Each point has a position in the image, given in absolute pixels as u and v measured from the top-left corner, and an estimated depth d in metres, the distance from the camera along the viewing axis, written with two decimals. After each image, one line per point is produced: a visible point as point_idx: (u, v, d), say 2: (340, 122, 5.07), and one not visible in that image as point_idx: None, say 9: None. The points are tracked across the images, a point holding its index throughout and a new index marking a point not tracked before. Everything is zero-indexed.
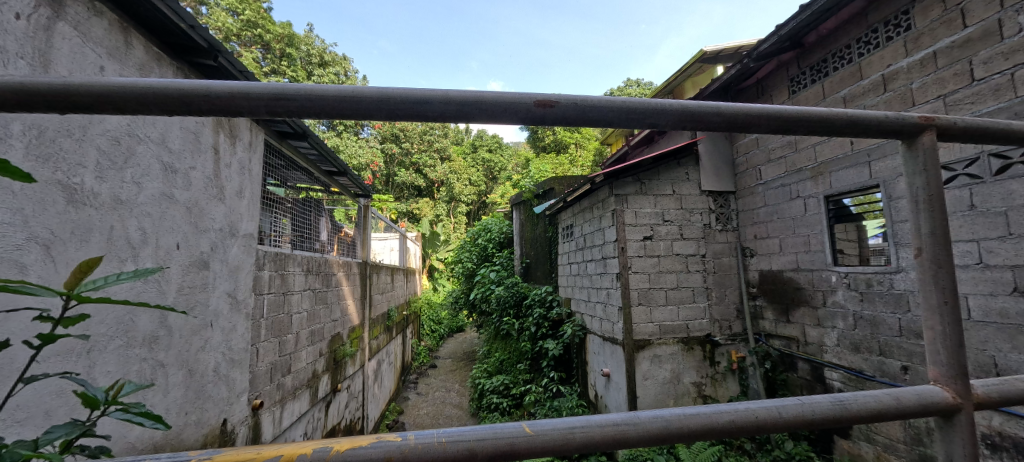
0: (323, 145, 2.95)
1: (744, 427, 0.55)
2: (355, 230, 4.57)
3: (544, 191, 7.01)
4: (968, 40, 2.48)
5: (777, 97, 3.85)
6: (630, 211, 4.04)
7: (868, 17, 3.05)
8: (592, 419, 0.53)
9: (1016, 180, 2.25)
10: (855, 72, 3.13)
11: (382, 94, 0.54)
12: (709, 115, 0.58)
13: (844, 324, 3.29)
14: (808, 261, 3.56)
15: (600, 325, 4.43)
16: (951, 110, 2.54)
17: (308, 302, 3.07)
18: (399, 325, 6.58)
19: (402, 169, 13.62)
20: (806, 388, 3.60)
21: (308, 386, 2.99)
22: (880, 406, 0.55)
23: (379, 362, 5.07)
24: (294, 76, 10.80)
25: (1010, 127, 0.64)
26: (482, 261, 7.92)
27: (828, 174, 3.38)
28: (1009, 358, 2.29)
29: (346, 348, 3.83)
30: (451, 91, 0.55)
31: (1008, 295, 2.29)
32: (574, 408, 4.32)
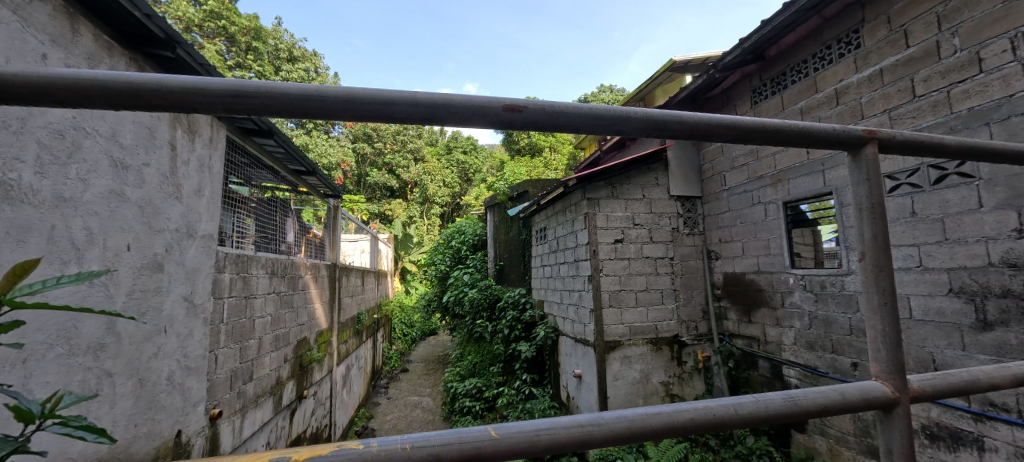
0: (290, 144, 2.85)
1: (704, 425, 0.57)
2: (324, 231, 4.45)
3: (518, 193, 7.04)
4: (910, 59, 2.65)
5: (740, 107, 4.02)
6: (602, 214, 4.10)
7: (823, 33, 3.23)
8: (558, 420, 0.54)
9: (952, 189, 2.43)
10: (812, 86, 3.30)
11: (347, 94, 0.53)
12: (672, 123, 0.60)
13: (801, 324, 3.45)
14: (768, 263, 3.71)
15: (572, 327, 4.47)
16: (896, 124, 2.72)
17: (272, 305, 2.96)
18: (369, 328, 6.44)
19: (374, 169, 13.38)
20: (767, 385, 3.75)
21: (271, 393, 2.88)
22: (828, 401, 0.59)
23: (348, 367, 4.94)
24: (261, 71, 10.44)
25: (944, 141, 0.70)
26: (456, 263, 7.86)
27: (786, 181, 3.54)
28: (945, 354, 2.46)
29: (313, 353, 3.72)
30: (420, 92, 0.55)
31: (945, 296, 2.46)
32: (546, 409, 4.34)
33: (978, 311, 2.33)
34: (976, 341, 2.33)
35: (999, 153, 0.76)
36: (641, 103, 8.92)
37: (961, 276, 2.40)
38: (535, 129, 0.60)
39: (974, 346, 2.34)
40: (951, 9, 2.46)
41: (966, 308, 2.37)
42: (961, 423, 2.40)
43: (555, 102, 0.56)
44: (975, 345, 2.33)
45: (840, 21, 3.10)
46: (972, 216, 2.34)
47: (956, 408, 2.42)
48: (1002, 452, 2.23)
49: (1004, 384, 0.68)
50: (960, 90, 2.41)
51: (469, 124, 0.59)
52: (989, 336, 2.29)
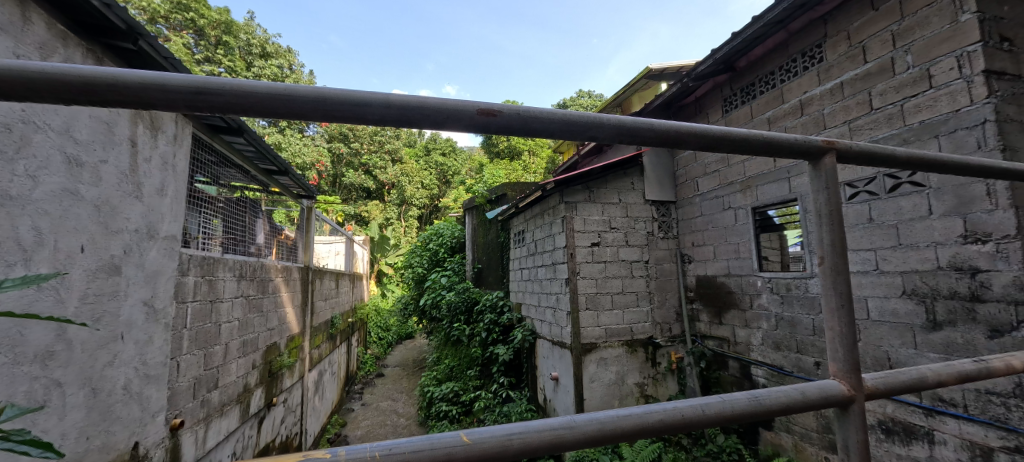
0: (261, 142, 2.77)
1: (673, 426, 0.58)
2: (297, 232, 4.34)
3: (496, 196, 7.03)
4: (868, 74, 2.80)
5: (712, 115, 4.14)
6: (579, 218, 4.15)
7: (789, 47, 3.37)
8: (531, 424, 0.54)
9: (904, 197, 2.57)
10: (778, 97, 3.44)
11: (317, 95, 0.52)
12: (645, 131, 0.61)
13: (767, 325, 3.57)
14: (738, 267, 3.83)
15: (549, 330, 4.50)
16: (855, 135, 2.86)
17: (240, 310, 2.86)
18: (344, 332, 6.31)
19: (350, 169, 13.13)
20: (736, 385, 3.86)
21: (238, 401, 2.77)
22: (789, 400, 0.61)
23: (321, 373, 4.81)
24: (231, 66, 10.10)
25: (896, 153, 0.74)
26: (433, 266, 7.79)
27: (754, 187, 3.67)
28: (900, 352, 2.59)
29: (284, 358, 3.61)
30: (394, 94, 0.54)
31: (899, 298, 2.60)
32: (523, 412, 4.35)
33: (928, 312, 2.46)
34: (927, 341, 2.46)
35: (946, 166, 0.81)
36: (618, 108, 9.07)
37: (913, 279, 2.53)
38: (510, 134, 0.60)
39: (925, 345, 2.48)
40: (905, 28, 2.60)
41: (918, 309, 2.50)
42: (913, 417, 2.54)
43: (530, 108, 0.56)
44: (926, 344, 2.47)
45: (805, 35, 3.24)
46: (923, 222, 2.48)
47: (909, 404, 2.55)
48: (950, 445, 2.36)
49: (950, 381, 0.72)
50: (912, 104, 2.56)
51: (444, 128, 0.59)
52: (938, 335, 2.42)
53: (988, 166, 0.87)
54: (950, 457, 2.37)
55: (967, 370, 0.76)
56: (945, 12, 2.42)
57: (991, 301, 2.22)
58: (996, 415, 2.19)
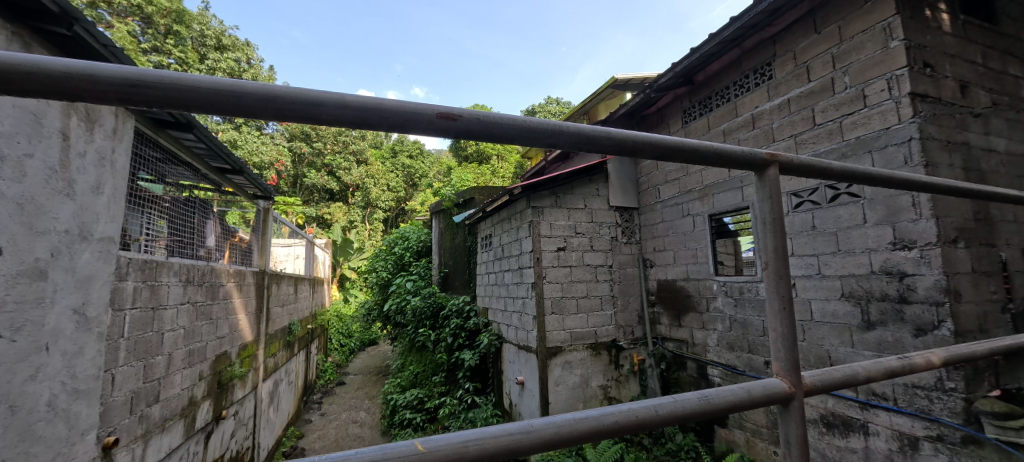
0: (212, 139, 2.63)
1: (626, 426, 0.59)
2: (252, 235, 4.13)
3: (464, 200, 6.99)
4: (811, 92, 3.00)
5: (672, 126, 4.31)
6: (545, 223, 4.20)
7: (742, 64, 3.55)
8: (487, 430, 0.53)
9: (842, 207, 2.76)
10: (732, 110, 3.62)
11: (266, 93, 0.50)
12: (603, 140, 0.62)
13: (722, 327, 3.73)
14: (695, 271, 3.99)
15: (515, 334, 4.51)
16: (800, 148, 3.05)
17: (186, 317, 2.69)
18: (302, 340, 6.05)
19: (312, 170, 12.70)
20: (694, 385, 4.01)
21: (183, 414, 2.60)
22: (736, 398, 0.64)
23: (276, 383, 4.59)
24: (183, 58, 9.54)
25: (833, 166, 0.79)
26: (398, 270, 7.63)
27: (711, 195, 3.84)
28: (839, 350, 2.77)
29: (235, 368, 3.41)
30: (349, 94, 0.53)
31: (838, 300, 2.78)
32: (488, 418, 4.32)
33: (863, 313, 2.65)
34: (862, 340, 2.65)
35: (876, 180, 0.88)
36: (586, 116, 9.27)
37: (851, 282, 2.72)
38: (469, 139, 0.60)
39: (860, 343, 2.66)
40: (844, 51, 2.81)
41: (854, 311, 2.69)
42: (850, 411, 2.72)
43: (488, 114, 0.56)
44: (861, 342, 2.65)
45: (757, 53, 3.42)
46: (859, 230, 2.67)
47: (847, 398, 2.73)
48: (883, 436, 2.54)
49: (879, 377, 0.78)
50: (850, 121, 2.76)
51: (403, 131, 0.58)
52: (872, 334, 2.61)
53: (913, 180, 0.95)
54: (882, 447, 2.55)
55: (892, 366, 0.82)
56: (877, 38, 2.63)
57: (916, 302, 2.41)
58: (921, 407, 2.38)
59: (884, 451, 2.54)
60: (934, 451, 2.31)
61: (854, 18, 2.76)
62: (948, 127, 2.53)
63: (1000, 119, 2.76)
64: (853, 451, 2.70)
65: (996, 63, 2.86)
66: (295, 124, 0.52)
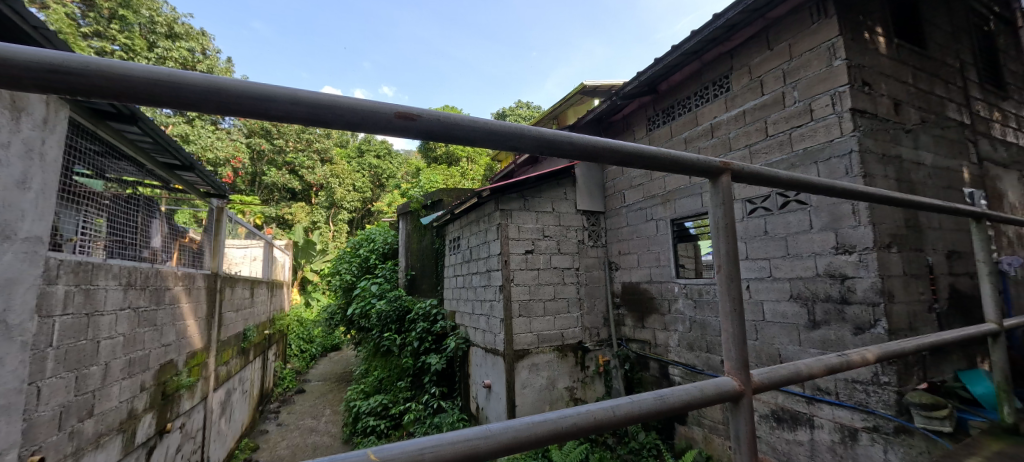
0: (159, 132, 2.47)
1: (585, 428, 0.60)
2: (204, 236, 3.91)
3: (432, 202, 6.90)
4: (764, 104, 3.16)
5: (637, 133, 4.43)
6: (513, 225, 4.20)
7: (702, 76, 3.70)
8: (444, 436, 0.52)
9: (791, 213, 2.92)
10: (693, 120, 3.76)
11: (209, 84, 0.48)
12: (564, 145, 0.63)
13: (683, 327, 3.86)
14: (658, 274, 4.11)
15: (482, 337, 4.49)
16: (754, 157, 3.21)
17: (126, 324, 2.51)
18: (258, 346, 5.77)
19: (272, 168, 12.21)
20: (656, 384, 4.12)
21: (121, 429, 2.42)
22: (690, 398, 0.66)
23: (229, 392, 4.35)
24: (129, 45, 8.95)
25: (780, 175, 0.83)
26: (363, 273, 7.44)
27: (673, 201, 3.97)
28: (787, 349, 2.91)
29: (182, 378, 3.21)
30: (302, 91, 0.52)
31: (787, 301, 2.93)
32: (455, 423, 4.28)
33: (809, 313, 2.81)
34: (808, 338, 2.80)
35: (820, 189, 0.93)
36: (555, 121, 9.39)
37: (798, 284, 2.87)
38: (428, 139, 0.59)
39: (806, 342, 2.81)
40: (793, 67, 2.98)
41: (802, 311, 2.84)
42: (798, 406, 2.86)
43: (448, 114, 0.56)
44: (807, 341, 2.81)
45: (715, 66, 3.58)
46: (806, 235, 2.83)
47: (794, 394, 2.88)
48: (826, 428, 2.70)
49: (820, 373, 0.82)
50: (798, 133, 2.92)
51: (360, 130, 0.56)
52: (817, 333, 2.76)
53: (852, 190, 1.02)
54: (826, 439, 2.70)
55: (834, 363, 0.87)
56: (823, 57, 2.81)
57: (856, 303, 2.58)
58: (860, 401, 2.54)
59: (828, 443, 2.69)
60: (871, 441, 2.48)
61: (802, 37, 2.93)
62: (883, 141, 2.74)
63: (928, 135, 3.01)
64: (800, 443, 2.84)
65: (925, 83, 3.12)
66: (240, 118, 0.49)
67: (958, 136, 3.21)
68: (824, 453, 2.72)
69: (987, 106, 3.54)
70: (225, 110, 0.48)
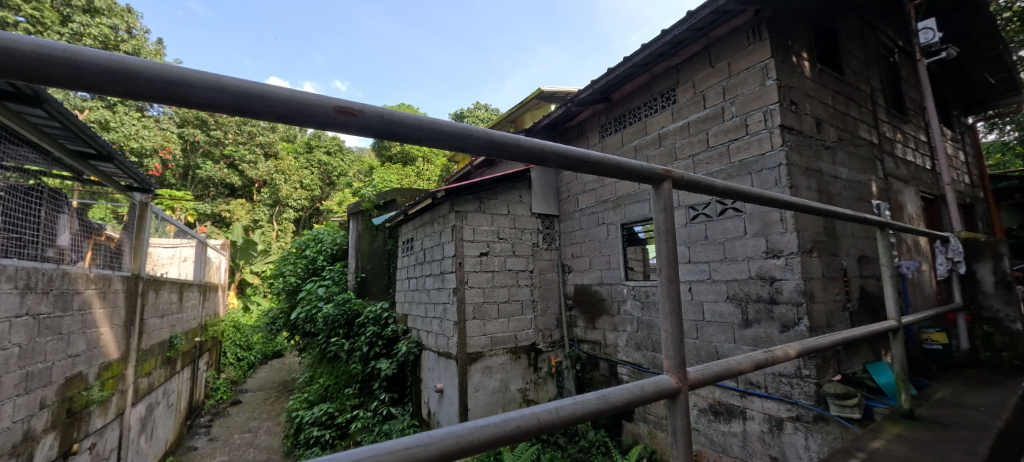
0: (71, 117, 2.25)
1: (527, 430, 0.62)
2: (124, 234, 3.59)
3: (385, 201, 6.72)
4: (706, 117, 3.37)
5: (591, 139, 4.57)
6: (468, 228, 4.19)
7: (651, 87, 3.87)
8: (382, 446, 0.51)
9: (728, 220, 3.14)
10: (642, 129, 3.93)
11: (114, 65, 0.45)
12: (512, 147, 0.64)
13: (631, 328, 4.03)
14: (608, 276, 4.25)
15: (435, 341, 4.44)
16: (696, 167, 3.42)
17: (23, 333, 2.27)
18: (187, 355, 5.35)
19: (208, 161, 11.45)
20: (605, 383, 4.27)
21: (13, 452, 2.17)
22: (629, 396, 0.70)
23: (150, 407, 3.99)
24: (38, 17, 7.99)
25: (717, 184, 0.90)
26: (309, 275, 7.12)
27: (623, 206, 4.13)
28: (724, 346, 3.12)
29: (94, 393, 2.91)
30: (227, 79, 0.50)
31: (724, 302, 3.13)
32: (405, 429, 4.20)
33: (743, 313, 3.02)
34: (742, 336, 3.01)
35: (752, 198, 1.01)
36: (512, 124, 9.49)
37: (734, 286, 3.08)
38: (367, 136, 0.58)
39: (740, 339, 3.02)
40: (732, 84, 3.20)
41: (736, 311, 3.05)
42: (732, 399, 3.07)
43: (393, 111, 0.56)
44: (741, 338, 3.02)
45: (664, 79, 3.76)
46: (741, 240, 3.05)
47: (729, 388, 3.08)
48: (757, 419, 2.91)
49: (748, 369, 0.90)
50: (735, 146, 3.15)
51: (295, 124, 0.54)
52: (749, 331, 2.98)
53: (780, 200, 1.11)
54: (756, 429, 2.91)
55: (762, 359, 0.96)
56: (757, 76, 3.04)
57: (783, 303, 2.80)
58: (785, 392, 2.76)
59: (758, 433, 2.90)
60: (795, 430, 2.69)
61: (740, 57, 3.16)
62: (807, 156, 3.01)
63: (844, 152, 3.34)
64: (734, 434, 3.04)
65: (841, 105, 3.45)
66: (153, 103, 0.46)
67: (869, 153, 3.58)
68: (754, 443, 2.93)
69: (892, 128, 3.98)
70: (135, 93, 0.45)
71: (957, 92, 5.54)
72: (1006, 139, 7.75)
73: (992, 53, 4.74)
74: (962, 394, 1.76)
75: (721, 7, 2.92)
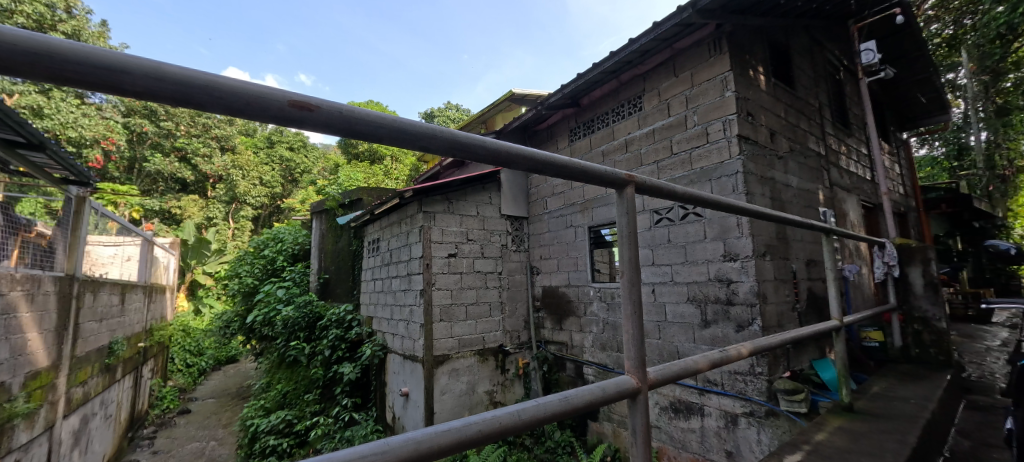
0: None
1: (489, 434, 0.62)
2: (56, 231, 3.35)
3: (350, 201, 6.54)
4: (670, 125, 3.49)
5: (560, 143, 4.64)
6: (436, 228, 4.16)
7: (619, 93, 3.97)
8: (338, 453, 0.50)
9: (690, 224, 3.26)
10: (610, 134, 4.03)
11: (39, 46, 0.41)
12: (476, 147, 0.64)
13: (597, 328, 4.12)
14: (576, 278, 4.33)
15: (401, 344, 4.38)
16: (661, 173, 3.54)
17: None
18: (129, 362, 5.03)
19: (157, 154, 10.88)
20: (572, 383, 4.33)
21: None
22: (591, 397, 0.72)
23: (84, 418, 3.72)
24: None
25: (677, 189, 0.94)
26: (268, 276, 6.85)
27: (591, 209, 4.21)
28: (684, 345, 3.23)
29: (19, 405, 2.69)
30: (167, 66, 0.47)
31: (685, 303, 3.25)
32: (368, 435, 4.12)
33: (702, 313, 3.14)
34: (701, 336, 3.14)
35: (711, 203, 1.06)
36: (482, 125, 9.49)
37: (694, 288, 3.20)
38: (324, 133, 0.57)
39: (699, 339, 3.15)
40: (694, 94, 3.34)
41: (696, 312, 3.17)
42: (691, 397, 3.19)
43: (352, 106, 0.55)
44: (700, 338, 3.14)
45: (631, 86, 3.87)
46: (701, 244, 3.18)
47: (689, 386, 3.21)
48: (714, 415, 3.04)
49: (705, 368, 0.95)
50: (696, 153, 3.29)
51: (247, 119, 0.52)
52: (707, 331, 3.10)
53: (736, 206, 1.17)
54: (713, 425, 3.04)
55: (717, 358, 1.01)
56: (716, 88, 3.19)
57: (739, 304, 2.94)
58: (740, 389, 2.90)
59: (714, 429, 3.03)
60: (748, 424, 2.84)
61: (702, 68, 3.30)
62: (762, 165, 3.17)
63: (795, 162, 3.55)
64: (693, 430, 3.16)
65: (793, 117, 3.67)
66: (84, 89, 0.43)
67: (817, 164, 3.81)
68: (711, 438, 3.05)
69: (838, 141, 4.26)
70: (59, 77, 0.42)
71: (896, 109, 5.99)
72: (935, 154, 8.47)
73: (925, 74, 5.15)
74: (895, 387, 1.91)
75: (685, 20, 3.03)
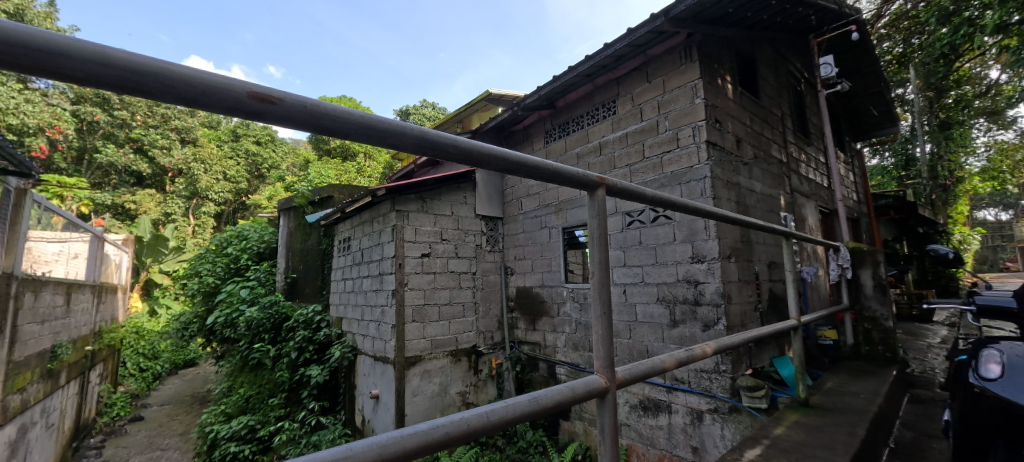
0: None
1: (457, 436, 0.62)
2: None
3: (320, 198, 6.36)
4: (643, 129, 3.58)
5: (535, 144, 4.67)
6: (409, 228, 4.11)
7: (594, 97, 4.03)
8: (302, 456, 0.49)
9: (660, 226, 3.35)
10: (585, 136, 4.09)
11: None
12: (446, 146, 0.64)
13: (570, 329, 4.17)
14: (549, 278, 4.37)
15: (372, 345, 4.31)
16: (633, 176, 3.62)
17: None
18: (75, 366, 4.75)
19: (110, 145, 10.31)
20: (544, 383, 4.37)
21: None
22: (560, 397, 0.73)
23: (22, 427, 3.49)
24: None
25: (646, 192, 0.97)
26: (230, 275, 6.60)
27: (565, 211, 4.27)
28: (654, 344, 3.32)
29: None
30: (112, 50, 0.45)
31: (655, 303, 3.34)
32: (336, 439, 4.04)
33: (671, 313, 3.23)
34: (669, 335, 3.22)
35: (679, 206, 1.10)
36: (458, 124, 9.46)
37: (663, 289, 3.29)
38: (287, 127, 0.55)
39: (668, 338, 3.23)
40: (666, 100, 3.43)
41: (665, 312, 3.26)
42: (659, 395, 3.27)
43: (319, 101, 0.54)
44: (669, 337, 3.23)
45: (606, 90, 3.93)
46: (671, 246, 3.27)
47: (657, 384, 3.29)
48: (681, 412, 3.13)
49: (671, 366, 0.98)
50: (667, 158, 3.38)
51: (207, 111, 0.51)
52: (676, 330, 3.19)
53: (703, 210, 1.21)
54: (680, 422, 3.13)
55: (683, 357, 1.04)
56: (687, 94, 3.29)
57: (706, 304, 3.04)
58: (705, 387, 3.00)
59: (681, 425, 3.12)
60: (713, 421, 2.93)
61: (673, 75, 3.39)
62: (728, 171, 3.29)
63: (760, 168, 3.70)
64: (661, 427, 3.24)
65: (758, 125, 3.82)
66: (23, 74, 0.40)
67: (779, 170, 3.99)
68: (678, 434, 3.14)
69: (798, 149, 4.46)
70: None
71: (851, 120, 6.31)
72: (884, 164, 9.01)
73: (877, 88, 5.47)
74: (847, 383, 2.02)
75: (658, 27, 3.11)
